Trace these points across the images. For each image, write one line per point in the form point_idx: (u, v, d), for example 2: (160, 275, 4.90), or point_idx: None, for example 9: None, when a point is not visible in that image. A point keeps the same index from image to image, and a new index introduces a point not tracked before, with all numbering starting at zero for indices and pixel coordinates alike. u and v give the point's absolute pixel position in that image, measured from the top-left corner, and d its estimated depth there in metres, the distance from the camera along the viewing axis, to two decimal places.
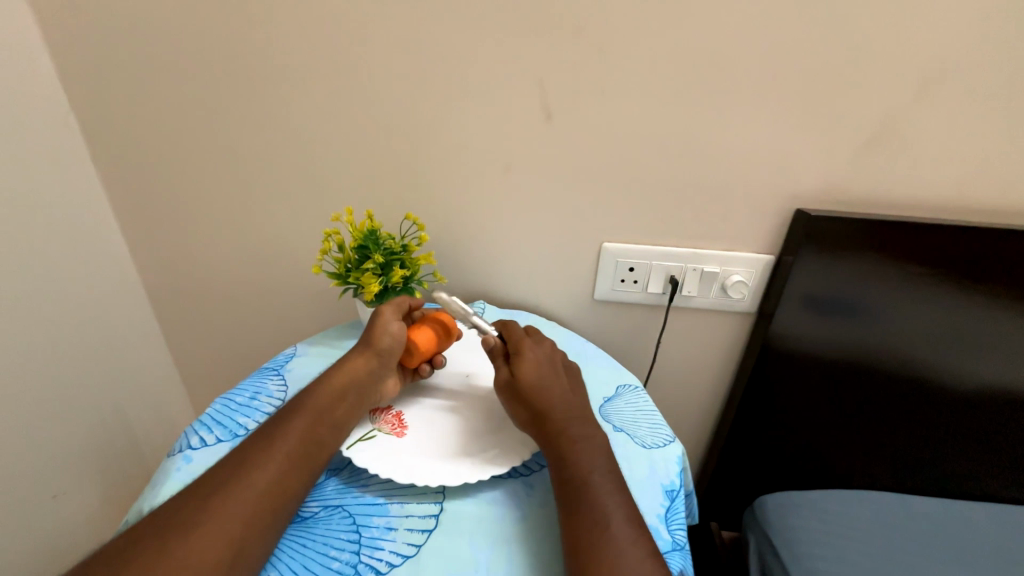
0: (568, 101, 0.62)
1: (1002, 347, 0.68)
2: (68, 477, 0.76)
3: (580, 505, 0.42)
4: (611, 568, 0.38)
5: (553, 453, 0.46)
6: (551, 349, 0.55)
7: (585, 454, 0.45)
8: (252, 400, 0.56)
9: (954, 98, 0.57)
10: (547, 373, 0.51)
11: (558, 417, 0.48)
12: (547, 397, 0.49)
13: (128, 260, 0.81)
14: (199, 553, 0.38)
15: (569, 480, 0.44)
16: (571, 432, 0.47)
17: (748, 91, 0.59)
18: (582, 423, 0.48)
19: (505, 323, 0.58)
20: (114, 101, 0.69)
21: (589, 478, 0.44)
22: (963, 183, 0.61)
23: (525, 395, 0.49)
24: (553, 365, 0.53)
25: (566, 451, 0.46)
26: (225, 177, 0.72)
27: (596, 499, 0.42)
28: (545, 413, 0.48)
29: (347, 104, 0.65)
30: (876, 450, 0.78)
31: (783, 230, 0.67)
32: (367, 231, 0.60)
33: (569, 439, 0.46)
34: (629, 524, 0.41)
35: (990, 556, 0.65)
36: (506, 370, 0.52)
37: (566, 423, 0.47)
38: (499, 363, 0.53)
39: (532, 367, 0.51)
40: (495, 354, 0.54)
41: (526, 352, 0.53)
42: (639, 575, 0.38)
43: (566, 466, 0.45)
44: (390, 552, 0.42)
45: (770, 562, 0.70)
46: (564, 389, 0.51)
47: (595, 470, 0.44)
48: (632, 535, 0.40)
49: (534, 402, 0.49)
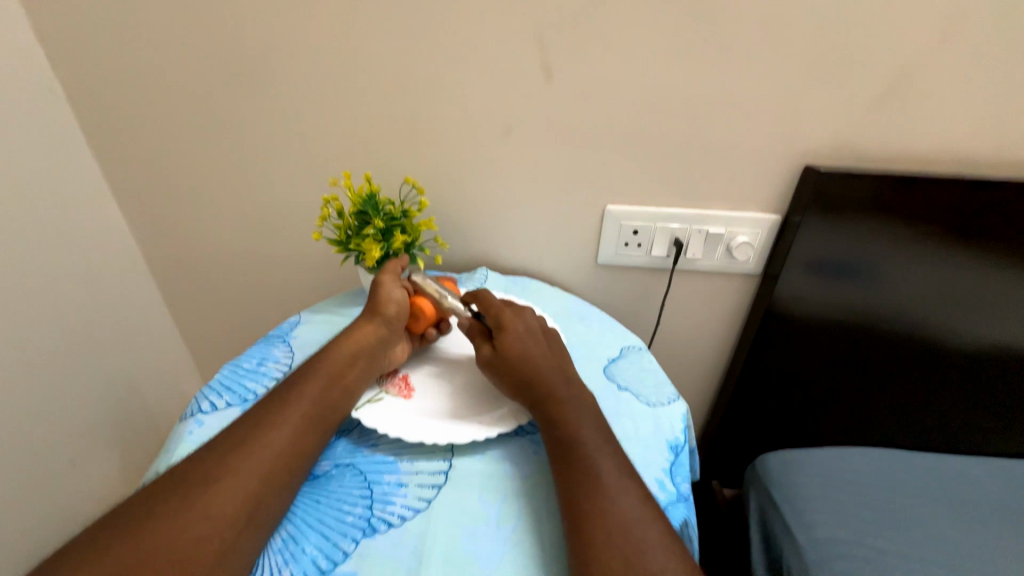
0: (571, 55, 0.59)
1: (1008, 304, 0.67)
2: (84, 445, 0.78)
3: (571, 461, 0.43)
4: (605, 515, 0.39)
5: (541, 417, 0.47)
6: (529, 318, 0.55)
7: (572, 414, 0.46)
8: (259, 366, 0.56)
9: (981, 42, 0.54)
10: (528, 341, 0.51)
11: (543, 382, 0.48)
12: (530, 363, 0.49)
13: (126, 233, 0.80)
14: (218, 506, 0.39)
15: (558, 440, 0.44)
16: (558, 395, 0.47)
17: (759, 41, 0.56)
18: (568, 385, 0.48)
19: (475, 295, 0.57)
20: (97, 65, 0.66)
21: (578, 435, 0.44)
22: (980, 135, 0.59)
23: (508, 366, 0.49)
24: (532, 333, 0.53)
25: (553, 413, 0.46)
26: (218, 144, 0.70)
27: (586, 454, 0.43)
28: (529, 380, 0.48)
29: (339, 63, 0.62)
30: (877, 409, 0.79)
31: (791, 189, 0.65)
32: (366, 196, 0.59)
33: (556, 401, 0.47)
34: (621, 474, 0.42)
35: (985, 507, 0.66)
36: (486, 346, 0.52)
37: (551, 387, 0.48)
38: (478, 340, 0.53)
39: (512, 337, 0.51)
40: (474, 331, 0.54)
41: (505, 323, 0.53)
42: (633, 519, 0.39)
43: (554, 428, 0.45)
44: (402, 506, 0.43)
45: (770, 516, 0.73)
46: (546, 355, 0.51)
47: (583, 427, 0.45)
48: (623, 483, 0.41)
49: (517, 370, 0.49)
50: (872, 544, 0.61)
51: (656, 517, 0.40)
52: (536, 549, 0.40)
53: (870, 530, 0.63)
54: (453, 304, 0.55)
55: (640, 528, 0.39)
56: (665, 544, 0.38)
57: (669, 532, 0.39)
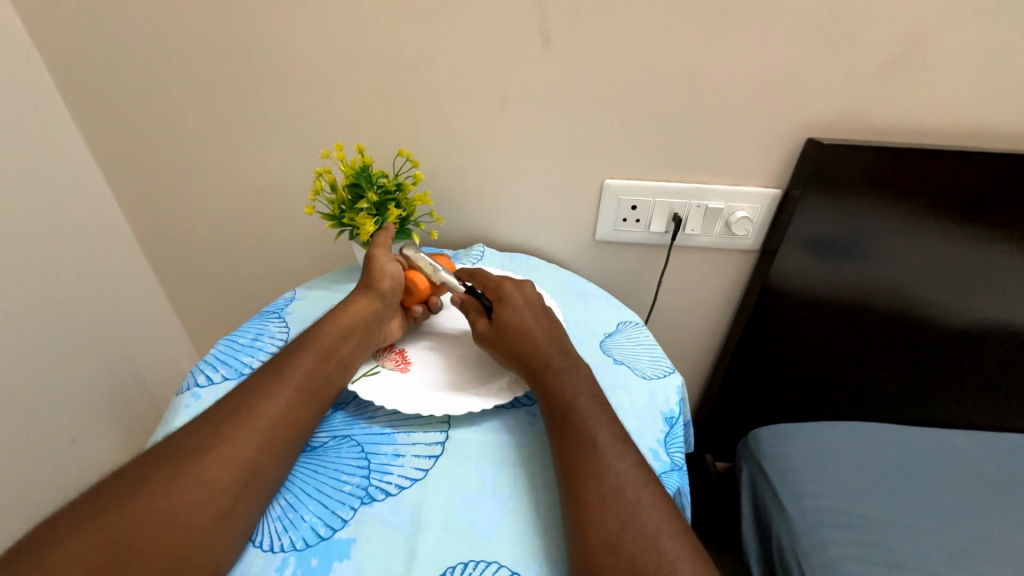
0: (570, 21, 0.57)
1: (1004, 279, 0.67)
2: (83, 422, 0.79)
3: (567, 428, 0.43)
4: (599, 479, 0.39)
5: (538, 387, 0.47)
6: (529, 291, 0.55)
7: (569, 383, 0.46)
8: (255, 340, 0.56)
9: (992, 7, 0.52)
10: (525, 314, 0.51)
11: (540, 352, 0.48)
12: (528, 335, 0.49)
13: (115, 209, 0.78)
14: (214, 472, 0.39)
15: (555, 408, 0.45)
16: (555, 365, 0.47)
17: (765, 6, 0.54)
18: (565, 356, 0.49)
19: (470, 272, 0.57)
20: (75, 31, 0.63)
21: (575, 403, 0.44)
22: (985, 107, 0.58)
23: (505, 338, 0.49)
24: (531, 306, 0.53)
25: (550, 383, 0.46)
26: (206, 116, 0.68)
27: (581, 421, 0.43)
28: (526, 351, 0.48)
29: (329, 29, 0.60)
30: (869, 383, 0.80)
31: (792, 162, 0.64)
32: (359, 168, 0.58)
33: (553, 371, 0.47)
34: (615, 439, 0.42)
35: (971, 477, 0.68)
36: (483, 321, 0.52)
37: (548, 357, 0.48)
38: (475, 315, 0.53)
39: (510, 310, 0.51)
40: (471, 307, 0.53)
41: (504, 296, 0.52)
42: (627, 482, 0.39)
43: (551, 397, 0.46)
44: (399, 476, 0.44)
45: (761, 488, 0.75)
46: (544, 328, 0.51)
47: (579, 395, 0.45)
48: (618, 449, 0.42)
49: (514, 342, 0.49)
50: (859, 513, 0.63)
51: (649, 481, 0.40)
52: (533, 514, 0.41)
53: (859, 500, 0.65)
54: (447, 279, 0.55)
55: (633, 490, 0.39)
56: (658, 507, 0.39)
57: (662, 496, 0.40)
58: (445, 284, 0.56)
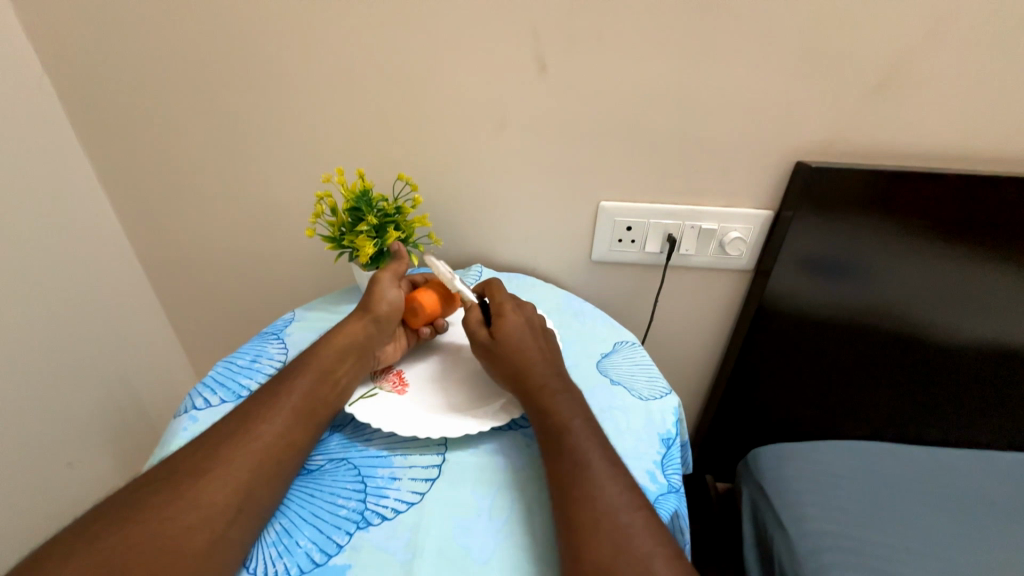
0: (564, 52, 0.59)
1: (996, 298, 0.68)
2: (80, 445, 0.78)
3: (561, 450, 0.43)
4: (592, 502, 0.39)
5: (534, 407, 0.47)
6: (530, 311, 0.55)
7: (563, 404, 0.46)
8: (253, 362, 0.56)
9: (967, 38, 0.54)
10: (525, 332, 0.51)
11: (537, 372, 0.48)
12: (525, 355, 0.49)
13: (119, 232, 0.79)
14: (209, 496, 0.39)
15: (549, 429, 0.45)
16: (551, 386, 0.47)
17: (751, 37, 0.56)
18: (561, 378, 0.49)
19: (486, 284, 0.58)
20: (87, 62, 0.65)
21: (569, 425, 0.44)
22: (966, 131, 0.60)
23: (504, 355, 0.49)
24: (531, 325, 0.53)
25: (545, 403, 0.46)
26: (211, 142, 0.70)
27: (575, 443, 0.43)
28: (524, 370, 0.48)
29: (333, 60, 0.62)
30: (868, 402, 0.80)
31: (783, 185, 0.66)
32: (359, 192, 0.59)
33: (549, 392, 0.47)
34: (608, 462, 0.42)
35: (974, 498, 0.67)
36: (484, 332, 0.52)
37: (545, 378, 0.48)
38: (474, 324, 0.53)
39: (510, 327, 0.51)
40: (474, 316, 0.53)
41: (505, 313, 0.52)
42: (619, 506, 0.39)
43: (546, 417, 0.46)
44: (395, 500, 0.43)
45: (762, 510, 0.74)
46: (541, 348, 0.51)
47: (574, 417, 0.45)
48: (611, 472, 0.42)
49: (512, 361, 0.49)
50: (859, 535, 0.62)
51: (642, 504, 0.40)
52: (527, 539, 0.40)
53: (859, 522, 0.64)
54: (464, 291, 0.56)
55: (626, 514, 0.39)
56: (650, 531, 0.38)
57: (656, 519, 0.40)
58: (461, 294, 0.56)
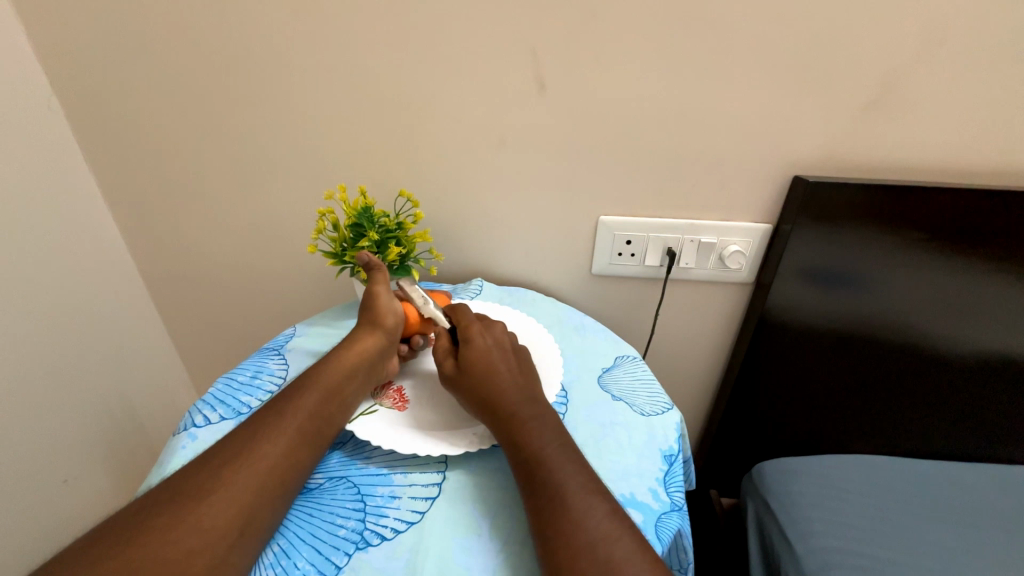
0: (563, 71, 0.61)
1: (995, 310, 0.67)
2: (76, 462, 0.77)
3: (535, 481, 0.42)
4: (570, 535, 0.38)
5: (503, 438, 0.46)
6: (498, 332, 0.55)
7: (533, 434, 0.45)
8: (254, 378, 0.56)
9: (958, 56, 0.55)
10: (491, 357, 0.51)
11: (503, 401, 0.48)
12: (492, 382, 0.49)
13: (123, 248, 0.80)
14: (211, 519, 0.39)
15: (522, 460, 0.44)
16: (519, 415, 0.47)
17: (747, 54, 0.57)
18: (529, 403, 0.48)
19: (452, 309, 0.58)
20: (96, 83, 0.66)
21: (541, 454, 0.44)
22: (961, 146, 0.60)
23: (472, 384, 0.49)
24: (500, 348, 0.53)
25: (515, 432, 0.46)
26: (215, 159, 0.71)
27: (548, 473, 0.42)
28: (490, 399, 0.48)
29: (337, 79, 0.64)
30: (872, 415, 0.79)
31: (781, 199, 0.66)
32: (361, 209, 0.61)
33: (517, 422, 0.46)
34: (586, 489, 0.42)
35: (983, 514, 0.66)
36: (450, 362, 0.52)
37: (512, 405, 0.47)
38: (443, 354, 0.54)
39: (476, 353, 0.51)
40: (441, 345, 0.54)
41: (470, 338, 0.53)
42: (598, 537, 0.39)
43: (516, 449, 0.45)
44: (395, 519, 0.43)
45: (768, 527, 0.72)
46: (509, 373, 0.50)
47: (545, 446, 0.44)
48: (588, 500, 0.41)
49: (479, 389, 0.49)
50: (868, 553, 0.61)
51: (625, 531, 0.39)
52: (525, 562, 0.40)
53: (867, 540, 0.63)
54: (435, 314, 0.58)
55: (606, 545, 0.38)
56: (636, 557, 0.38)
57: (642, 546, 0.39)
58: (433, 318, 0.58)
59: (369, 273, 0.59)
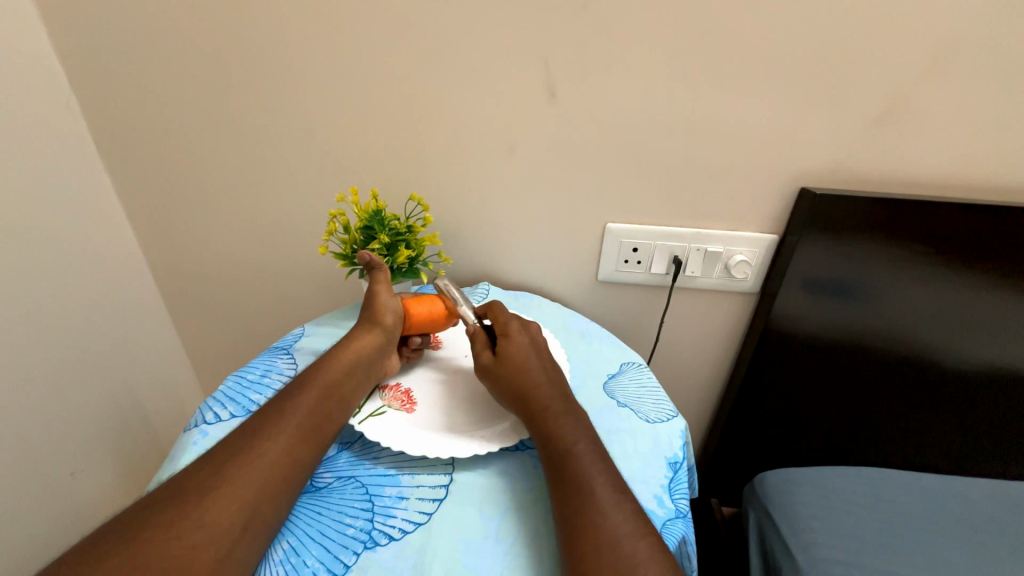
0: (573, 80, 0.61)
1: (1002, 325, 0.68)
2: (83, 456, 0.78)
3: (565, 475, 0.43)
4: (596, 529, 0.39)
5: (536, 430, 0.47)
6: (534, 331, 0.56)
7: (568, 427, 0.46)
8: (263, 377, 0.57)
9: (962, 73, 0.56)
10: (529, 353, 0.52)
11: (542, 395, 0.48)
12: (530, 376, 0.49)
13: (134, 245, 0.81)
14: (214, 515, 0.39)
15: (553, 452, 0.45)
16: (557, 409, 0.47)
17: (754, 67, 0.58)
18: (565, 400, 0.49)
19: (488, 305, 0.58)
20: (113, 82, 0.67)
21: (573, 448, 0.44)
22: (966, 162, 0.61)
23: (508, 377, 0.50)
24: (535, 346, 0.53)
25: (549, 426, 0.46)
26: (227, 158, 0.72)
27: (580, 468, 0.43)
28: (529, 392, 0.48)
29: (349, 82, 0.65)
30: (875, 425, 0.79)
31: (788, 210, 0.67)
32: (373, 211, 0.61)
33: (553, 415, 0.47)
34: (613, 489, 0.42)
35: (987, 529, 0.66)
36: (487, 354, 0.52)
37: (550, 400, 0.48)
38: (480, 346, 0.53)
39: (515, 348, 0.52)
40: (478, 338, 0.54)
41: (510, 334, 0.53)
42: (623, 535, 0.39)
43: (550, 441, 0.45)
44: (403, 520, 0.43)
45: (770, 537, 0.72)
46: (547, 369, 0.51)
47: (579, 442, 0.45)
48: (614, 498, 0.41)
49: (516, 383, 0.49)
50: (870, 564, 0.61)
51: (647, 535, 0.39)
52: (533, 563, 0.40)
53: (868, 552, 0.62)
54: (466, 312, 0.57)
55: (630, 544, 0.38)
56: (653, 564, 0.38)
57: (660, 551, 0.39)
58: (463, 315, 0.57)
59: (370, 272, 0.60)
